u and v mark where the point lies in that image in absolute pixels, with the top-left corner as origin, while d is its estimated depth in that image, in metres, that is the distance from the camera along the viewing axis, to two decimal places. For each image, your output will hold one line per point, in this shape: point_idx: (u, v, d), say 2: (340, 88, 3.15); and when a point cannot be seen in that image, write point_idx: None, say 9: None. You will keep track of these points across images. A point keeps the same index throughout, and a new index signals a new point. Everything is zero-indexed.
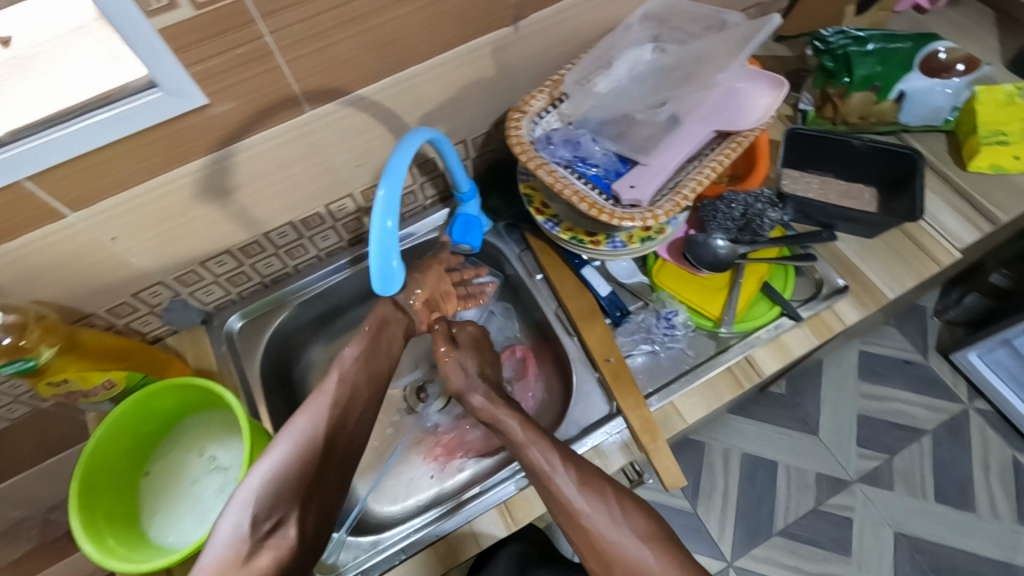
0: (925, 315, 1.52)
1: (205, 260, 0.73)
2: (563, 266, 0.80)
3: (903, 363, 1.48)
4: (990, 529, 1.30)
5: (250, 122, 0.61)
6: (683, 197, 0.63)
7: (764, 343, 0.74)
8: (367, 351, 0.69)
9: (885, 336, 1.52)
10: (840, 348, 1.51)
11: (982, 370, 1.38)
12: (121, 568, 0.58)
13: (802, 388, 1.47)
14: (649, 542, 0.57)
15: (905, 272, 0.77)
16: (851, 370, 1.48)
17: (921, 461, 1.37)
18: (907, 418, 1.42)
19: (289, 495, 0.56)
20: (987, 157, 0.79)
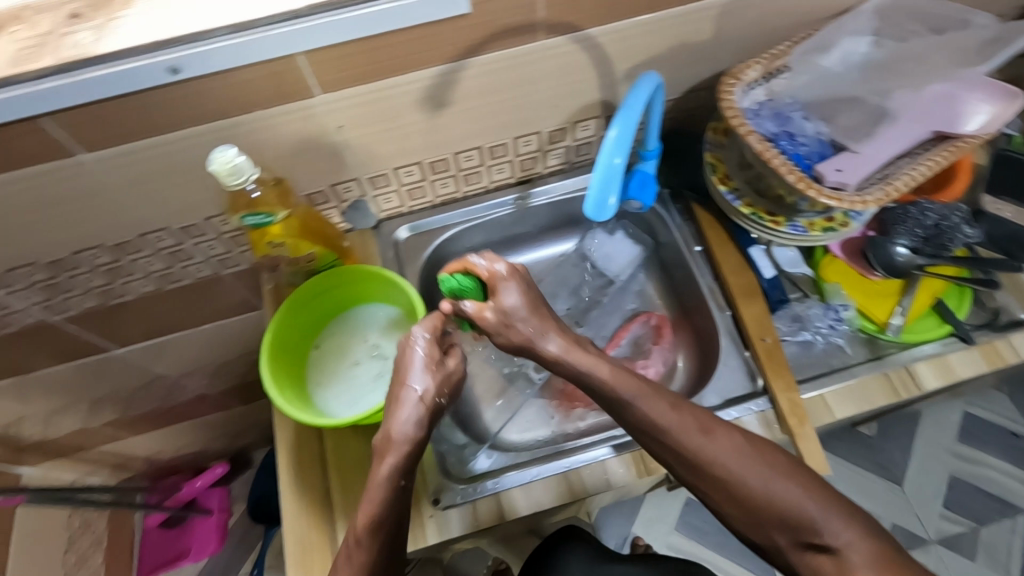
0: None
1: (397, 167, 0.78)
2: (727, 242, 0.80)
3: (1009, 436, 1.38)
4: None
5: (488, 41, 0.64)
6: (895, 189, 0.63)
7: (927, 358, 0.72)
8: (403, 487, 0.54)
9: (994, 404, 1.41)
10: (941, 406, 1.41)
11: None
12: (300, 421, 0.64)
13: (891, 433, 1.41)
14: (783, 471, 0.52)
15: None
16: (949, 429, 1.40)
17: (1010, 538, 1.30)
18: (1003, 490, 1.34)
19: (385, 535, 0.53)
20: None
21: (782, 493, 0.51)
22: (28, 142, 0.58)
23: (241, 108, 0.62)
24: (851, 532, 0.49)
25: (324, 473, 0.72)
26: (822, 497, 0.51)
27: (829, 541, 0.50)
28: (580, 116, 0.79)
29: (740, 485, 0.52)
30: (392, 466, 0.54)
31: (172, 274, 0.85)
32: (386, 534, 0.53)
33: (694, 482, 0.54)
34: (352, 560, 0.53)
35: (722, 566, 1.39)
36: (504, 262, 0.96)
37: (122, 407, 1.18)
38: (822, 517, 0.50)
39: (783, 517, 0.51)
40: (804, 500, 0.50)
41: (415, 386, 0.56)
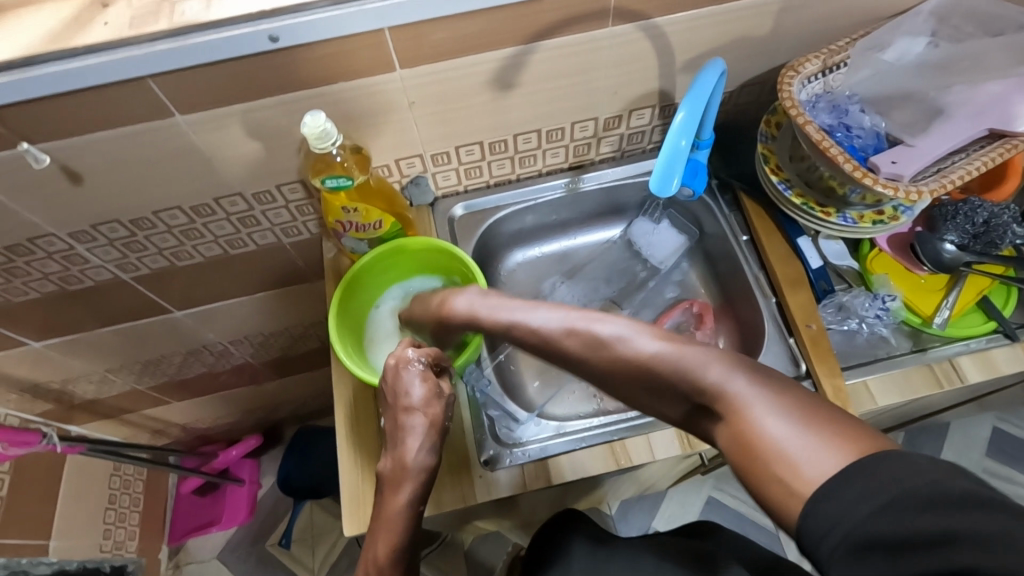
0: None
1: (459, 146, 0.82)
2: (775, 232, 0.82)
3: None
4: None
5: (559, 26, 0.67)
6: (951, 181, 0.65)
7: (970, 352, 0.74)
8: (419, 512, 0.62)
9: None
10: (973, 420, 1.50)
11: None
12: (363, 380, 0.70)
13: (919, 444, 1.48)
14: (640, 328, 0.48)
15: None
16: (978, 443, 1.47)
17: None
18: None
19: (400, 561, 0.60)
20: None
21: (640, 349, 0.47)
22: (133, 101, 0.63)
23: (326, 79, 0.66)
24: (721, 369, 0.44)
25: (378, 432, 0.75)
26: (661, 344, 0.47)
27: (694, 381, 0.45)
28: (637, 104, 0.82)
29: (604, 354, 0.49)
30: (407, 497, 0.62)
31: (239, 239, 0.89)
32: (403, 561, 0.61)
33: (575, 369, 0.52)
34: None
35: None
36: (551, 246, 1.00)
37: (171, 371, 1.23)
38: (670, 357, 0.46)
39: (653, 376, 0.47)
40: (665, 352, 0.46)
41: (416, 414, 0.64)
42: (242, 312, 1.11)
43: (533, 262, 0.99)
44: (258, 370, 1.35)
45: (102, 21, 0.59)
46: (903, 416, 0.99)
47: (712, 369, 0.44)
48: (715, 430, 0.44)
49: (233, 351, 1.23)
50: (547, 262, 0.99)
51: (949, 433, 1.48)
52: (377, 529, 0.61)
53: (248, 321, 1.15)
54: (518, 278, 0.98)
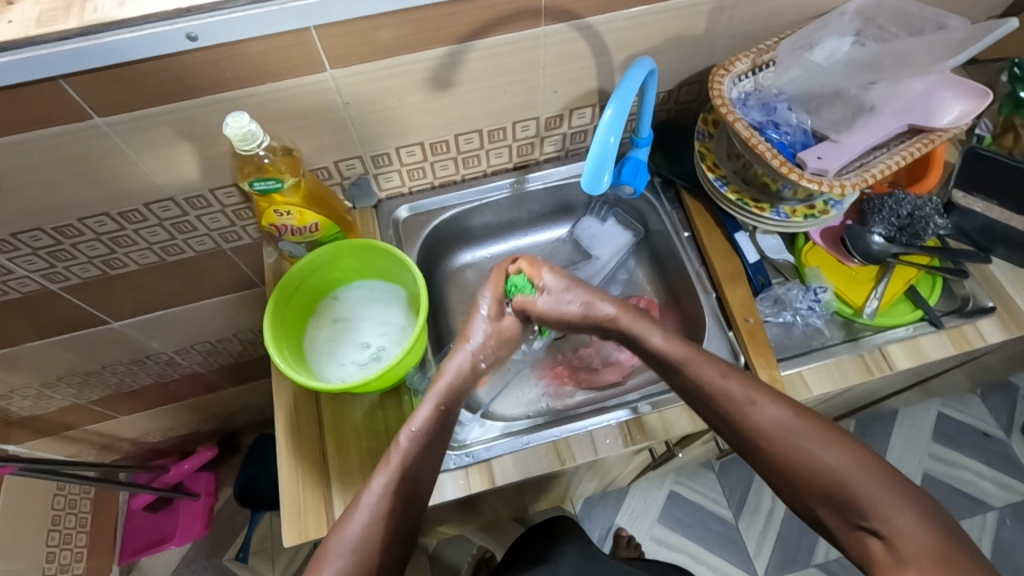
0: (1016, 394, 1.57)
1: (399, 146, 0.81)
2: (715, 229, 0.84)
3: (981, 436, 1.53)
4: None
5: (491, 26, 0.67)
6: (871, 176, 0.67)
7: (899, 340, 0.76)
8: (439, 430, 0.64)
9: (967, 405, 1.57)
10: (919, 408, 1.57)
11: None
12: (278, 365, 0.68)
13: (870, 433, 1.55)
14: (830, 442, 0.56)
15: None
16: (925, 430, 1.54)
17: (981, 536, 1.43)
18: (975, 489, 1.48)
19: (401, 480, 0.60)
20: None
21: (825, 462, 0.55)
22: (44, 102, 0.60)
23: (252, 79, 0.64)
24: (905, 514, 0.52)
25: (320, 439, 0.73)
26: (855, 468, 0.54)
27: (860, 494, 0.53)
28: (577, 104, 0.83)
29: (793, 444, 0.56)
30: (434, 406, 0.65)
31: (175, 245, 0.87)
32: (408, 486, 0.60)
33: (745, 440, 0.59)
34: (378, 491, 0.59)
35: (705, 559, 1.41)
36: (500, 246, 1.00)
37: (114, 383, 1.19)
38: (866, 489, 0.53)
39: (833, 487, 0.54)
40: (843, 470, 0.54)
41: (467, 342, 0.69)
42: (188, 321, 1.07)
43: (482, 263, 0.99)
44: (210, 380, 1.31)
45: (6, 19, 0.56)
46: (848, 404, 1.02)
47: (892, 511, 0.52)
48: (879, 554, 0.51)
49: (179, 361, 1.19)
50: (497, 261, 0.99)
51: (898, 420, 1.55)
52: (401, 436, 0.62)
53: (193, 330, 1.11)
54: (469, 279, 0.98)
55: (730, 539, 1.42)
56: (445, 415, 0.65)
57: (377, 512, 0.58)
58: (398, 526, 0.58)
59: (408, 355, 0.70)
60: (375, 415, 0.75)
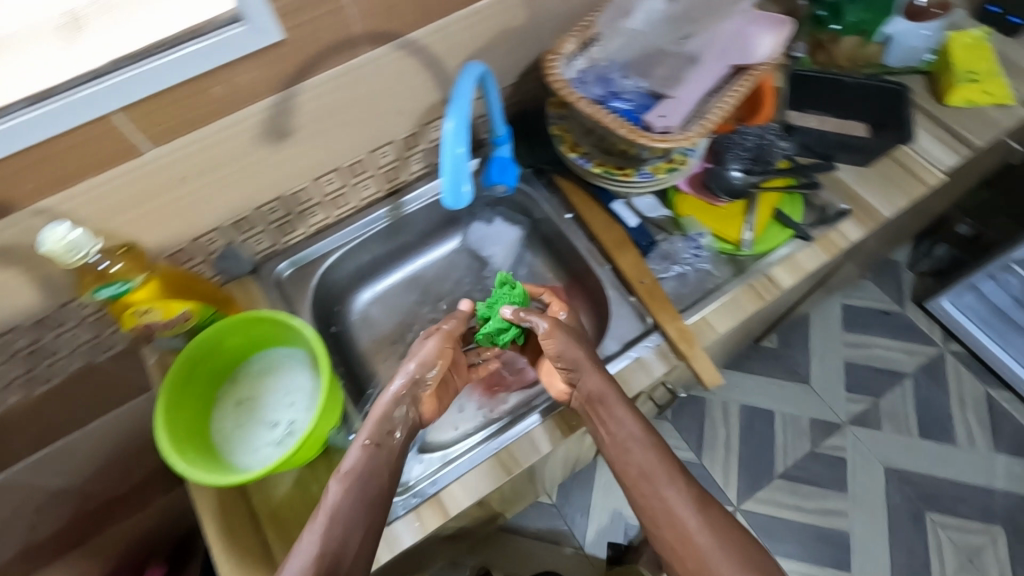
0: (900, 269, 1.80)
1: (258, 206, 0.77)
2: (592, 203, 0.86)
3: (883, 315, 1.73)
4: (966, 455, 1.57)
5: (311, 65, 0.65)
6: (709, 122, 0.70)
7: (778, 262, 0.82)
8: (374, 487, 0.64)
9: (864, 290, 1.77)
10: (825, 304, 1.76)
11: (954, 314, 1.68)
12: (180, 472, 0.62)
13: (791, 340, 1.71)
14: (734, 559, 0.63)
15: (898, 193, 0.85)
16: (836, 322, 1.74)
17: (905, 401, 1.63)
18: (889, 362, 1.68)
19: (328, 543, 0.60)
20: (961, 94, 0.90)
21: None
22: None
23: (61, 181, 0.58)
24: None
25: (258, 530, 0.69)
26: None
27: None
28: (428, 117, 0.82)
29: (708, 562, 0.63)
30: (364, 442, 0.66)
31: (38, 375, 0.78)
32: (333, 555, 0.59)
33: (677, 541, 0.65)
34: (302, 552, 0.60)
35: None
36: (398, 273, 0.97)
37: (20, 540, 1.05)
38: None
39: None
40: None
41: (411, 359, 0.70)
42: (83, 449, 0.97)
43: (384, 294, 0.96)
44: (133, 503, 1.19)
45: None
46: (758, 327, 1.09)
47: None
48: None
49: (91, 492, 1.08)
50: (399, 289, 0.96)
51: (810, 321, 1.73)
52: (333, 479, 0.64)
53: (94, 456, 1.00)
54: (375, 316, 0.94)
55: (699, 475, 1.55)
56: (375, 450, 0.66)
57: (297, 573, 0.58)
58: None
59: (323, 419, 0.66)
60: (308, 487, 0.71)
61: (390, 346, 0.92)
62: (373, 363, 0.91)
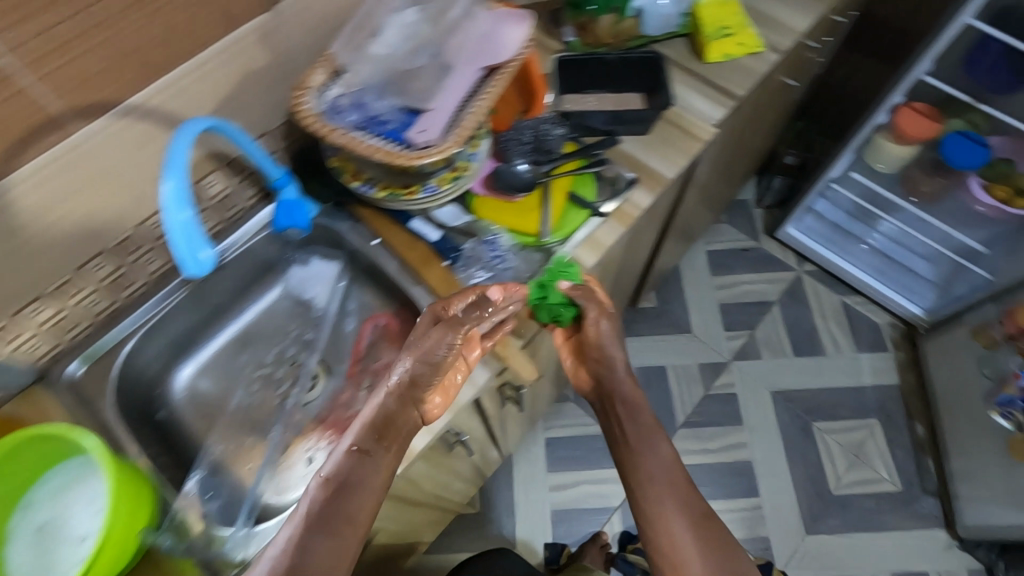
0: (749, 207, 2.02)
1: (17, 310, 0.71)
2: (393, 225, 0.85)
3: (744, 253, 1.95)
4: (835, 360, 1.79)
5: (18, 151, 0.60)
6: (465, 129, 0.71)
7: (581, 243, 0.84)
8: (363, 486, 0.62)
9: (723, 234, 1.98)
10: (692, 255, 1.95)
11: (799, 238, 1.91)
12: None
13: (668, 297, 1.88)
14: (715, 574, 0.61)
15: (677, 153, 0.91)
16: (704, 269, 1.93)
17: (777, 327, 1.84)
18: (757, 295, 1.89)
19: (303, 546, 0.57)
20: (717, 50, 0.97)
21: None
22: None
23: None
24: None
25: None
26: None
27: None
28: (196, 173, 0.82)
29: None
30: (373, 416, 0.66)
31: None
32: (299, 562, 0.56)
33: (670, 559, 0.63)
34: (272, 547, 0.58)
35: (600, 476, 1.61)
36: (221, 336, 0.91)
37: None
38: None
39: None
40: None
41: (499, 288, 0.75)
42: None
43: (208, 365, 0.89)
44: None
45: None
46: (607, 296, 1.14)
47: None
48: None
49: None
50: (224, 354, 0.90)
51: (682, 275, 1.91)
52: (312, 478, 0.62)
53: None
54: (204, 389, 0.87)
55: None
56: (363, 454, 0.64)
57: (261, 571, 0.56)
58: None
59: (118, 524, 0.60)
60: None
61: (223, 422, 0.85)
62: (206, 442, 0.84)
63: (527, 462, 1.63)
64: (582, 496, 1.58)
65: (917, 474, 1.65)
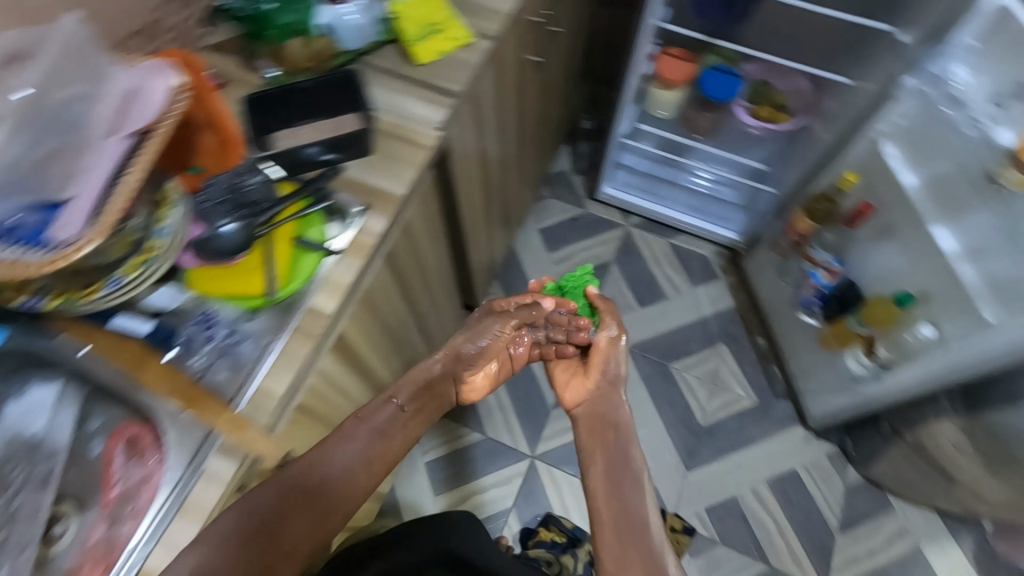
0: (569, 175, 2.08)
1: None
2: (94, 326, 0.74)
3: (574, 222, 2.01)
4: (677, 300, 1.88)
5: None
6: (107, 221, 0.62)
7: (318, 289, 0.79)
8: (398, 419, 0.85)
9: (550, 209, 2.03)
10: (526, 236, 1.99)
11: (617, 194, 1.98)
12: None
13: (512, 284, 1.92)
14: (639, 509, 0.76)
15: (403, 167, 0.87)
16: (541, 247, 1.98)
17: (619, 283, 1.92)
18: (595, 258, 1.96)
19: (288, 493, 0.72)
20: (424, 52, 0.94)
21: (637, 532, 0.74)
22: None
23: None
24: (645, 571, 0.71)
25: None
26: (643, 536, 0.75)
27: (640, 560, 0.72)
28: None
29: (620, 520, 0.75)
30: (396, 404, 0.85)
31: None
32: (302, 493, 0.73)
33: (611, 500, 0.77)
34: (271, 487, 0.72)
35: (488, 481, 1.65)
36: None
37: None
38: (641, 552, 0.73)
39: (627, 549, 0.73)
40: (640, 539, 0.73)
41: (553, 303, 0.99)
42: None
43: None
44: None
45: None
46: (405, 314, 1.10)
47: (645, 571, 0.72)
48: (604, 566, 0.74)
49: None
50: None
51: (520, 258, 1.96)
52: (394, 398, 0.85)
53: None
54: None
55: (493, 448, 1.68)
56: (402, 410, 0.85)
57: (247, 520, 0.68)
58: (243, 533, 0.68)
59: None
60: None
61: None
62: None
63: (416, 490, 1.64)
64: (476, 506, 1.62)
65: (767, 382, 1.78)
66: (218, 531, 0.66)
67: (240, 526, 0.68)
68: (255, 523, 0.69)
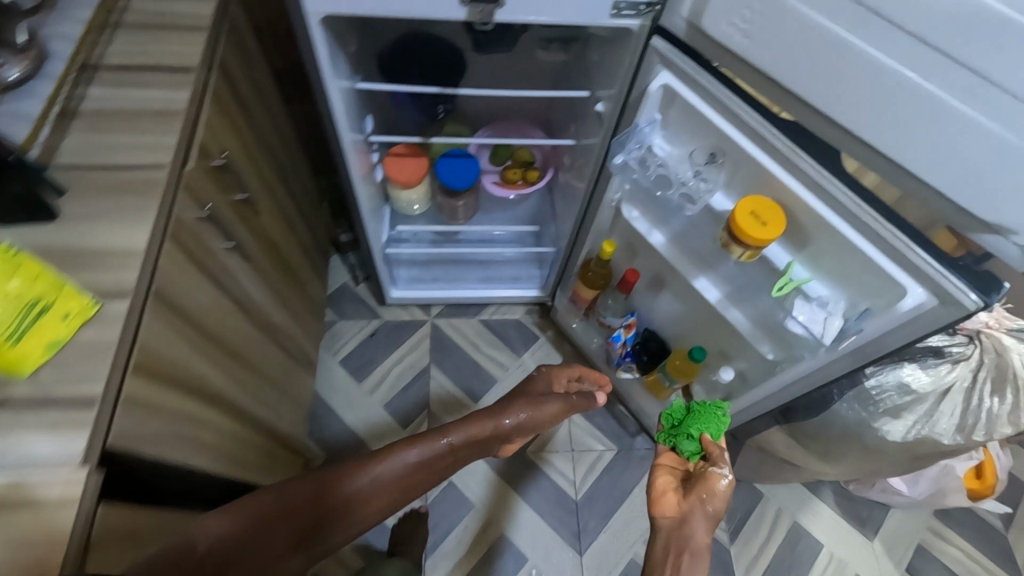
0: (352, 289, 1.88)
1: None
2: None
3: (373, 337, 1.82)
4: (507, 379, 1.78)
5: None
6: None
7: None
8: (448, 454, 0.93)
9: (344, 333, 1.82)
10: (328, 374, 1.76)
11: (406, 294, 1.81)
12: None
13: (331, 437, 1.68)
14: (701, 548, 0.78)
15: (43, 549, 0.60)
16: (349, 380, 1.75)
17: (444, 385, 1.76)
18: (410, 369, 1.78)
19: (369, 468, 0.85)
20: (22, 359, 0.66)
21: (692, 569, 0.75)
22: None
23: None
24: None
25: None
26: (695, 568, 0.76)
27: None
28: None
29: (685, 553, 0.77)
30: (454, 441, 0.95)
31: None
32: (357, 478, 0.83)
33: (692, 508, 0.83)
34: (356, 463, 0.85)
35: None
36: None
37: None
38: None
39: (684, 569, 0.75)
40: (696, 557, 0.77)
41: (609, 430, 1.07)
42: None
43: None
44: None
45: None
46: None
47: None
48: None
49: None
50: None
51: (329, 402, 1.72)
52: (454, 436, 0.96)
53: None
54: None
55: None
56: (455, 449, 0.95)
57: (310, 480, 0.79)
58: (303, 485, 0.78)
59: None
60: None
61: None
62: None
63: None
64: None
65: (619, 425, 1.76)
66: (250, 506, 0.73)
67: (263, 503, 0.74)
68: (317, 478, 0.80)
